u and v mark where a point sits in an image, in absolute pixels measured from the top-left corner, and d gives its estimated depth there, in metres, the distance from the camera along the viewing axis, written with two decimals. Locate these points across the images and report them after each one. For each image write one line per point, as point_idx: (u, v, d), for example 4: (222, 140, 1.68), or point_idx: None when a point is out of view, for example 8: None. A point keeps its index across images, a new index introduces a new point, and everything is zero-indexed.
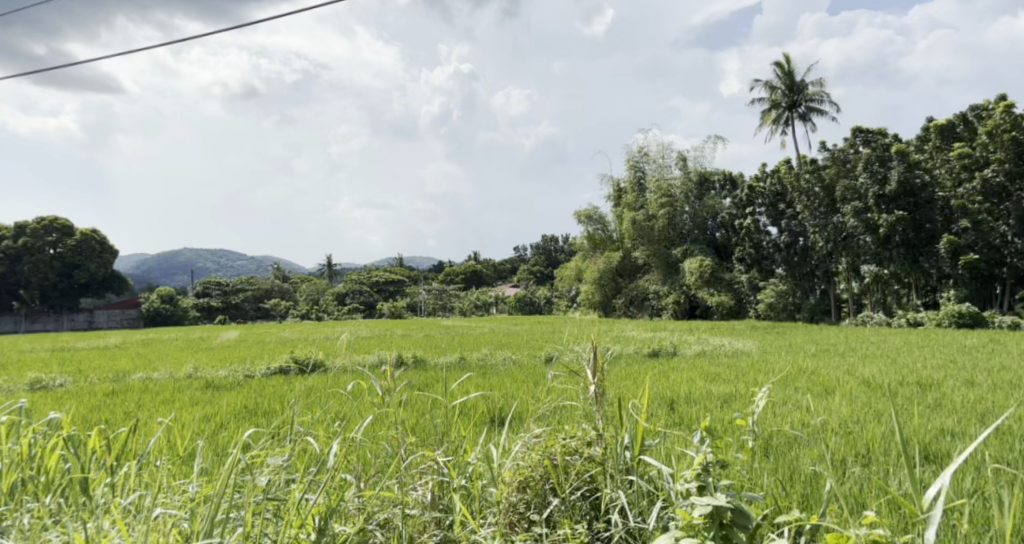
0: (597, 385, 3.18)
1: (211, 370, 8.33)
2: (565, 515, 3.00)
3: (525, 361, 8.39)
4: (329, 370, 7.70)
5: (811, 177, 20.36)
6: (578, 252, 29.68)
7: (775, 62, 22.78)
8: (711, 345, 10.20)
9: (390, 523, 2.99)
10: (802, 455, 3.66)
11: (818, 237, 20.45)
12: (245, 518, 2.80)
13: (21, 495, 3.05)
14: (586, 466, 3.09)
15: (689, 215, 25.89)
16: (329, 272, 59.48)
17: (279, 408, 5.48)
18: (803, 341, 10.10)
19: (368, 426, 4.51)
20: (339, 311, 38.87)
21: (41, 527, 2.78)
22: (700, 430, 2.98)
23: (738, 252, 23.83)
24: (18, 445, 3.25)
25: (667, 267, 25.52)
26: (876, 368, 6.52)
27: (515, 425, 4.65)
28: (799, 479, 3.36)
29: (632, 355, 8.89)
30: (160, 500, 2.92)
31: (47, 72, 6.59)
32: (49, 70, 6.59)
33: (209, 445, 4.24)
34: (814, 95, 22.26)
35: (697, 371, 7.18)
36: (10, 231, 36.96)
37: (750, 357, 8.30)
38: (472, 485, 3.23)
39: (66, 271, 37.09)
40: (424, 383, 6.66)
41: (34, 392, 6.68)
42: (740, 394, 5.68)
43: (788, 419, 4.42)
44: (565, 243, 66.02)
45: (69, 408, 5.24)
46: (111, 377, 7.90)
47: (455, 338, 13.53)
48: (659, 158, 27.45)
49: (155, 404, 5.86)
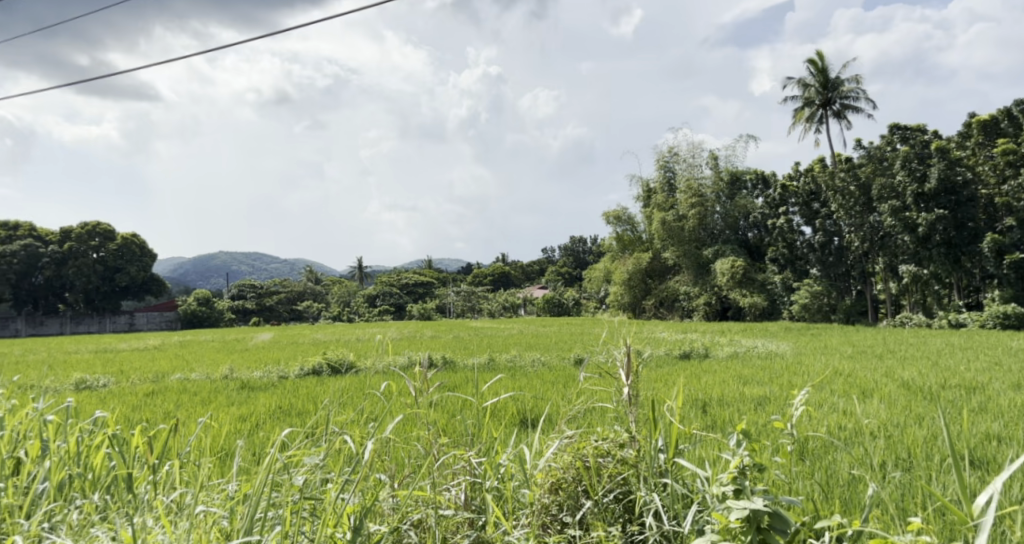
0: (630, 386, 3.15)
1: (247, 370, 8.49)
2: (598, 517, 2.98)
3: (554, 363, 8.35)
4: (361, 371, 7.78)
5: (846, 176, 19.97)
6: (607, 252, 29.53)
7: (808, 59, 22.47)
8: (745, 347, 10.07)
9: (423, 524, 3.03)
10: (840, 459, 3.60)
11: (854, 237, 20.14)
12: (283, 517, 2.84)
13: (70, 492, 3.12)
14: (619, 468, 3.07)
15: (720, 215, 25.61)
16: (359, 274, 60.09)
17: (313, 408, 5.56)
18: (838, 343, 9.93)
19: (399, 427, 4.57)
20: (369, 313, 39.18)
21: (89, 524, 2.86)
22: (737, 434, 2.94)
23: (772, 252, 23.53)
24: (66, 443, 3.34)
25: (698, 267, 25.31)
26: (917, 371, 6.38)
27: (546, 426, 4.68)
28: (838, 484, 3.30)
29: (662, 356, 8.81)
30: (201, 498, 2.97)
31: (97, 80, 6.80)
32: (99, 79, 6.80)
33: (247, 446, 4.31)
34: (849, 92, 21.90)
35: (730, 373, 7.10)
36: (56, 236, 38.06)
37: (785, 359, 8.25)
38: (505, 487, 3.23)
39: (109, 275, 37.89)
40: (455, 384, 6.69)
41: (79, 392, 6.85)
42: (772, 397, 5.60)
43: (823, 422, 4.35)
44: (593, 245, 65.84)
45: (113, 408, 5.37)
46: (151, 377, 8.12)
47: (484, 339, 13.66)
48: (689, 158, 27.12)
49: (192, 404, 5.99)
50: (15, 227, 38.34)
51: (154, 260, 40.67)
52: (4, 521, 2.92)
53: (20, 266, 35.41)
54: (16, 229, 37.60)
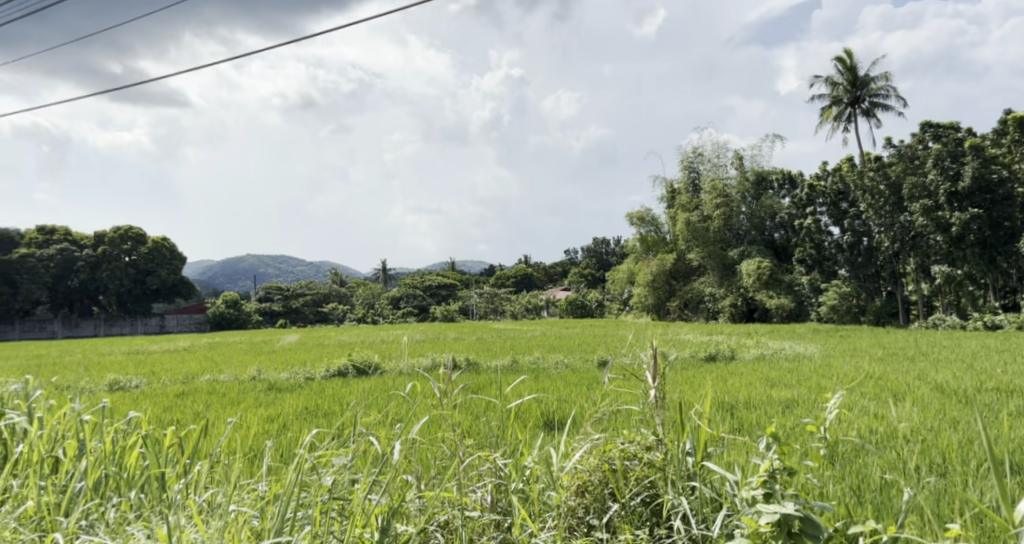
0: (657, 389, 3.12)
1: (274, 372, 8.56)
2: (625, 520, 2.97)
3: (578, 365, 8.30)
4: (386, 373, 7.83)
5: (875, 175, 19.65)
6: (631, 254, 29.38)
7: (836, 57, 22.18)
8: (772, 349, 9.98)
9: (450, 525, 3.03)
10: (871, 463, 3.56)
11: (884, 237, 19.82)
12: (313, 517, 2.87)
13: (106, 491, 3.18)
14: (646, 472, 3.05)
15: (746, 215, 25.36)
16: (384, 277, 60.52)
17: (341, 409, 5.59)
18: (869, 346, 9.74)
19: (425, 428, 4.60)
20: (393, 315, 39.38)
21: (126, 521, 2.92)
22: (767, 436, 2.90)
23: (799, 253, 23.27)
24: (102, 442, 3.40)
25: (723, 268, 25.08)
26: (951, 374, 6.23)
27: (572, 429, 4.69)
28: (870, 488, 3.25)
29: (687, 359, 8.74)
30: (233, 498, 3.00)
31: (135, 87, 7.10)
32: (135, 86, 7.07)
33: (275, 446, 4.36)
34: (879, 89, 21.58)
35: (757, 376, 7.01)
36: (91, 241, 38.90)
37: (813, 361, 8.18)
38: (531, 489, 3.21)
39: (140, 278, 38.82)
40: (479, 386, 6.71)
41: (112, 392, 7.03)
42: (802, 400, 5.52)
43: (856, 425, 4.29)
44: (617, 247, 65.49)
45: (146, 409, 5.49)
46: (181, 378, 8.25)
47: (507, 340, 13.71)
48: (714, 158, 26.91)
49: (223, 404, 6.09)
50: (51, 231, 39.19)
51: (184, 263, 41.29)
52: (43, 519, 2.99)
53: (56, 269, 36.08)
54: (52, 233, 38.52)
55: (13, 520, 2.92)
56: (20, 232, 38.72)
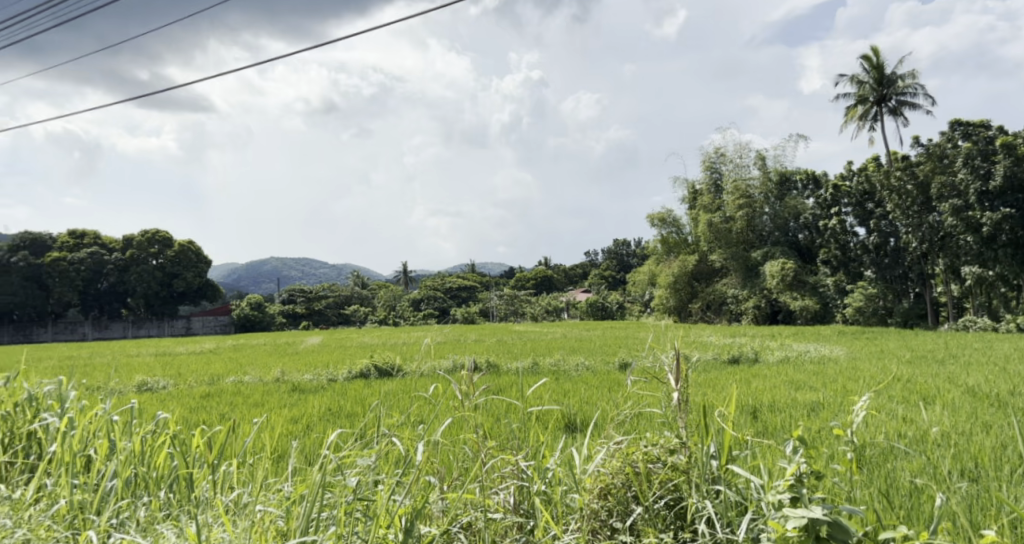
0: (680, 391, 3.08)
1: (297, 374, 8.62)
2: (648, 523, 2.95)
3: (599, 367, 8.26)
4: (407, 374, 7.87)
5: (902, 174, 19.36)
6: (652, 255, 29.21)
7: (862, 55, 21.89)
8: (795, 351, 9.88)
9: (474, 527, 3.03)
10: (900, 467, 3.51)
11: (911, 237, 19.52)
12: (338, 517, 2.89)
13: (136, 491, 3.23)
14: (669, 475, 3.03)
15: (769, 216, 25.10)
16: (405, 278, 60.94)
17: (363, 410, 5.61)
18: (896, 348, 9.58)
19: (448, 430, 4.63)
20: (414, 317, 39.52)
21: (155, 519, 2.96)
22: (793, 439, 2.85)
23: (823, 254, 23.02)
24: (131, 443, 3.45)
25: (747, 270, 24.85)
26: (982, 377, 6.11)
27: (593, 431, 4.68)
28: (899, 493, 3.21)
29: (710, 361, 8.65)
30: (260, 499, 3.03)
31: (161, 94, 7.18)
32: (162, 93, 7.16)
33: (300, 447, 4.41)
34: (906, 88, 21.26)
35: (782, 378, 6.94)
36: (119, 244, 39.50)
37: (838, 362, 8.05)
38: (553, 492, 3.19)
39: (167, 280, 39.16)
40: (500, 388, 6.69)
41: (141, 393, 7.13)
42: (829, 403, 5.44)
43: (884, 429, 4.22)
44: (637, 247, 65.31)
45: (174, 409, 5.58)
46: (205, 379, 8.30)
47: (528, 342, 13.72)
48: (736, 159, 26.68)
49: (247, 405, 6.17)
50: (81, 235, 39.79)
51: (209, 266, 41.63)
52: (76, 517, 3.04)
53: (86, 272, 36.81)
54: (82, 237, 39.17)
55: (47, 518, 2.97)
56: (51, 236, 39.39)
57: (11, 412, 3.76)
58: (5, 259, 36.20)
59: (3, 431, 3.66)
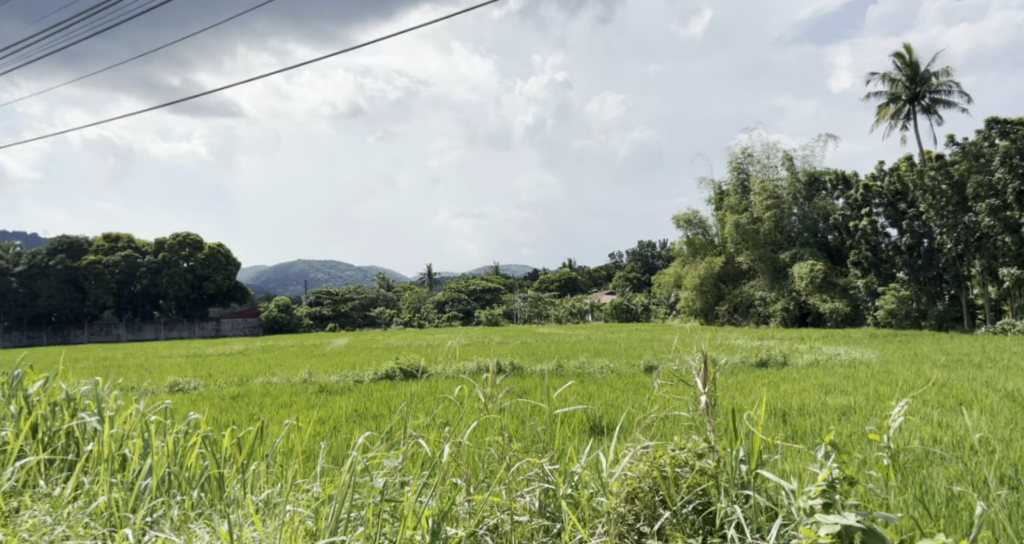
0: (707, 395, 3.03)
1: (324, 375, 8.75)
2: (677, 528, 2.91)
3: (624, 370, 8.24)
4: (433, 375, 7.94)
5: (936, 174, 19.03)
6: (678, 256, 28.98)
7: (895, 52, 21.52)
8: (825, 354, 9.69)
9: (500, 529, 3.02)
10: (936, 474, 3.44)
11: (946, 238, 19.14)
12: (365, 517, 2.88)
13: (169, 489, 3.26)
14: (698, 479, 2.98)
15: (798, 217, 24.79)
16: (430, 280, 61.31)
17: (389, 412, 5.66)
18: (929, 351, 9.34)
19: (473, 432, 4.63)
20: (438, 319, 39.65)
21: (189, 518, 3.00)
22: (825, 444, 2.79)
23: (853, 256, 22.67)
24: (164, 443, 3.49)
25: (775, 272, 24.52)
26: (1021, 382, 5.94)
27: (619, 435, 4.66)
28: (935, 499, 3.14)
29: (738, 364, 8.53)
30: (290, 498, 3.05)
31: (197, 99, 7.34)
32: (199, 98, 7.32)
33: (328, 447, 4.45)
34: (940, 86, 20.87)
35: (812, 382, 6.82)
36: (152, 247, 40.18)
37: (870, 367, 7.91)
38: (580, 494, 3.15)
39: (197, 283, 39.71)
40: (525, 391, 6.69)
41: (173, 394, 7.26)
42: (861, 406, 5.37)
43: (919, 434, 4.15)
44: (662, 249, 64.92)
45: (205, 410, 5.66)
46: (236, 380, 8.40)
47: (553, 345, 13.69)
48: (764, 159, 26.38)
49: (276, 405, 6.26)
50: (116, 238, 40.48)
51: (239, 268, 42.12)
52: (112, 515, 3.08)
53: (120, 275, 37.48)
54: (117, 241, 39.91)
55: (85, 515, 3.02)
56: (87, 239, 40.05)
57: (51, 411, 3.84)
58: (43, 262, 37.04)
59: (43, 429, 3.73)
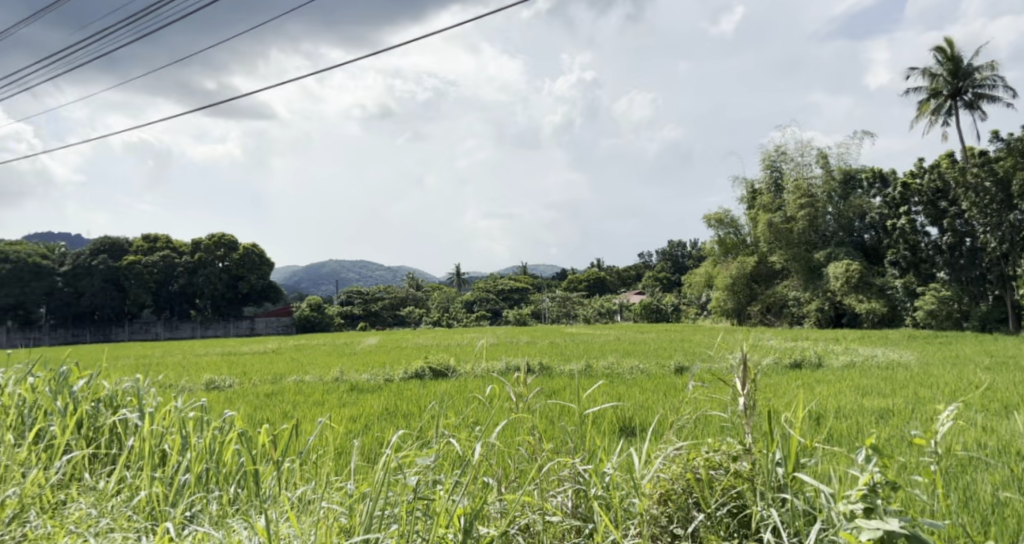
0: (746, 395, 2.97)
1: (355, 373, 8.74)
2: (711, 531, 2.86)
3: (654, 371, 8.15)
4: (462, 375, 7.92)
5: (980, 171, 18.59)
6: (709, 256, 28.71)
7: (936, 46, 21.02)
8: (862, 356, 9.51)
9: (531, 529, 3.01)
10: (982, 479, 3.34)
11: (989, 237, 18.65)
12: (399, 515, 2.88)
13: (208, 484, 3.30)
14: (733, 482, 2.93)
15: (833, 216, 24.36)
16: (458, 280, 61.67)
17: (419, 410, 5.67)
18: (971, 354, 9.10)
19: (504, 431, 4.64)
20: (467, 319, 39.84)
21: (227, 512, 3.05)
22: (865, 448, 2.72)
23: (891, 255, 22.18)
24: (202, 440, 3.53)
25: (809, 272, 24.14)
26: None
27: (651, 436, 4.61)
28: (981, 507, 3.05)
29: (772, 365, 8.45)
30: (325, 495, 3.05)
31: (232, 101, 7.45)
32: (233, 100, 7.44)
33: (361, 445, 4.48)
34: (985, 80, 20.32)
35: (848, 383, 6.71)
36: (189, 247, 40.92)
37: (908, 369, 7.76)
38: (611, 495, 3.09)
39: (232, 283, 40.41)
40: (555, 391, 6.69)
41: (209, 391, 7.38)
42: (900, 409, 5.25)
43: (964, 438, 4.04)
44: (692, 248, 64.26)
45: (241, 408, 5.72)
46: (270, 378, 8.51)
47: (583, 344, 13.68)
48: (797, 157, 25.99)
49: (309, 404, 6.28)
50: (155, 239, 41.27)
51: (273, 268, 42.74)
52: (153, 509, 3.12)
53: (159, 275, 38.30)
54: (155, 242, 40.71)
55: (129, 509, 3.08)
56: (127, 240, 40.90)
57: (96, 407, 3.91)
58: (86, 263, 38.05)
59: (87, 425, 3.79)
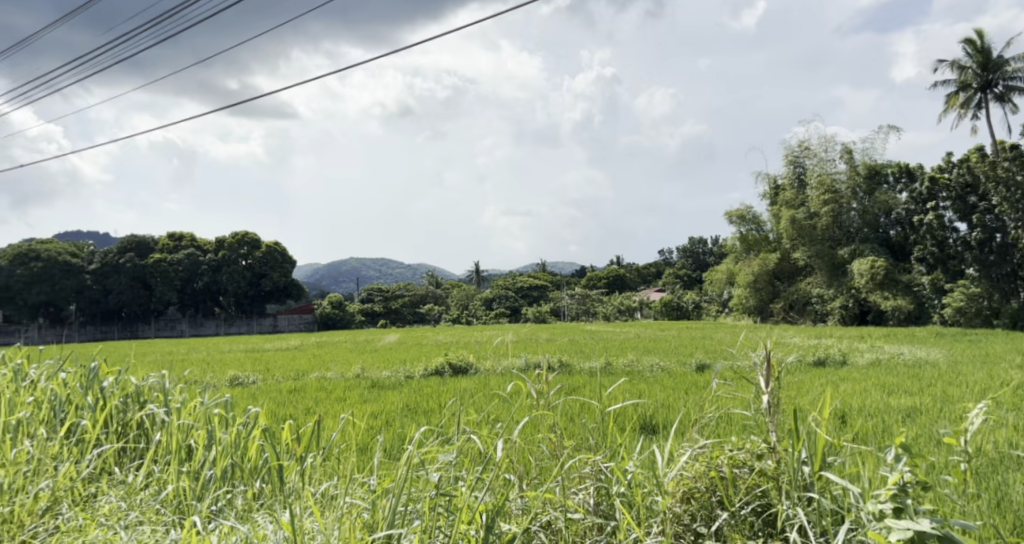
0: (770, 394, 2.93)
1: (377, 370, 8.78)
2: (735, 529, 2.83)
3: (675, 369, 8.05)
4: (482, 373, 7.89)
5: (1013, 165, 18.55)
6: (731, 252, 28.49)
7: (965, 39, 20.65)
8: (886, 353, 9.36)
9: (553, 526, 2.99)
10: (1013, 479, 3.28)
11: None
12: (421, 511, 2.88)
13: (232, 479, 3.33)
14: (757, 480, 2.90)
15: (857, 212, 23.87)
16: (477, 278, 61.75)
17: (439, 407, 5.66)
18: (999, 352, 8.92)
19: (524, 429, 4.65)
20: (486, 316, 39.91)
21: (253, 506, 3.08)
22: (895, 447, 2.66)
23: (918, 251, 21.81)
24: (227, 435, 3.56)
25: (833, 269, 23.90)
26: None
27: (674, 435, 4.58)
28: (1012, 507, 2.98)
29: (796, 363, 8.37)
30: (349, 491, 3.06)
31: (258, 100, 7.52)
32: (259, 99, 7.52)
33: (384, 440, 4.51)
34: (1015, 72, 19.89)
35: (874, 381, 6.59)
36: (213, 245, 41.40)
37: (936, 366, 7.62)
38: (633, 493, 3.07)
39: (255, 280, 40.82)
40: (576, 388, 6.66)
41: (233, 387, 7.46)
42: (929, 408, 5.14)
43: (996, 437, 3.96)
44: (713, 245, 63.78)
45: (263, 404, 5.77)
46: (292, 375, 8.55)
47: (602, 342, 13.63)
48: (821, 152, 25.61)
49: (331, 400, 6.31)
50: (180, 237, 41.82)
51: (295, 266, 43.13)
52: (180, 502, 3.16)
53: (184, 272, 38.79)
54: (181, 240, 41.25)
55: (156, 502, 3.12)
56: (154, 238, 41.49)
57: (124, 402, 3.96)
58: (114, 261, 38.67)
59: (117, 421, 3.84)
